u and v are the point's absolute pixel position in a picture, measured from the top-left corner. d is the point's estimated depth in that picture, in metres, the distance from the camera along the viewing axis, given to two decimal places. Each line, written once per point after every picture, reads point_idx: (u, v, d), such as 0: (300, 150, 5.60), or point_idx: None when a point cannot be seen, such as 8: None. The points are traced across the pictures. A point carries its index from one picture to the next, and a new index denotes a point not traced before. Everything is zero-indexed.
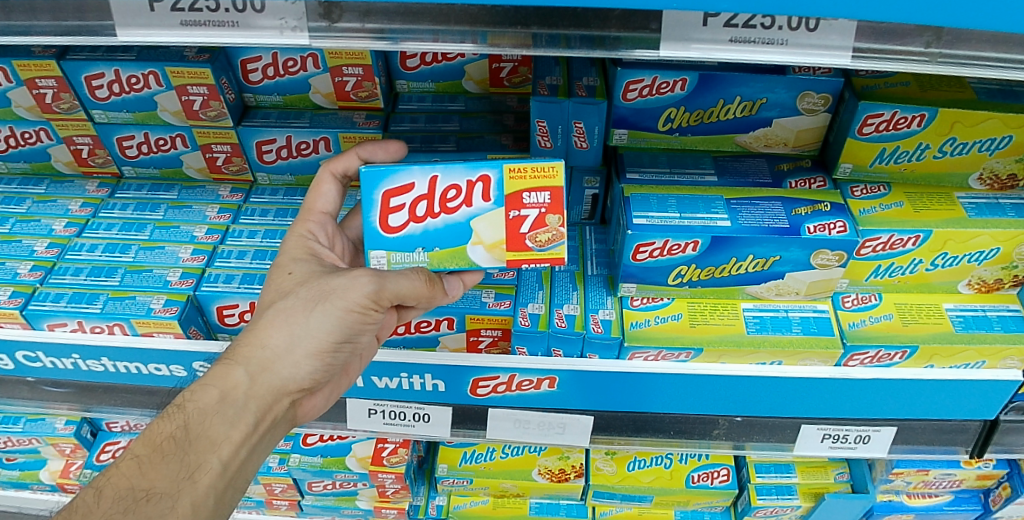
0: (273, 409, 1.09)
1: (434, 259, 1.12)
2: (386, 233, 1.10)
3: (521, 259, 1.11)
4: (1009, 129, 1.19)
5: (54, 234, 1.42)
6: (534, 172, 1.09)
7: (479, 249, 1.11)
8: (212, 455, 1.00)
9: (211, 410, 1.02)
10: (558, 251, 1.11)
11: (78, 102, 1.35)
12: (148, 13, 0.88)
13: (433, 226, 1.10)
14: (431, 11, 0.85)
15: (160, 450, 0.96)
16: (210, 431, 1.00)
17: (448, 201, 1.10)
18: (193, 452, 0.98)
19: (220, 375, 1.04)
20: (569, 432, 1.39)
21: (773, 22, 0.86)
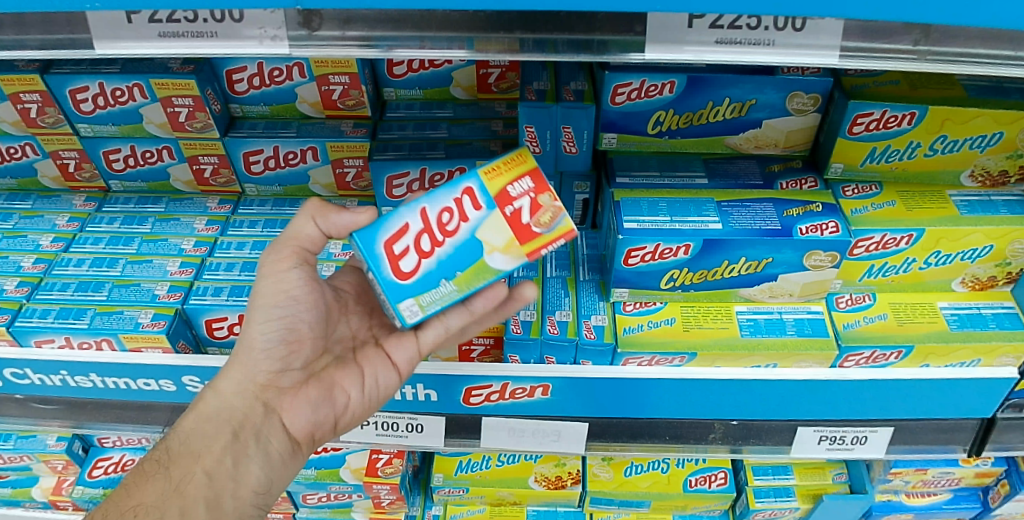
0: (247, 420, 1.14)
1: (462, 285, 1.02)
2: (402, 280, 1.01)
3: (537, 247, 1.00)
4: (1000, 126, 1.18)
5: (40, 249, 1.41)
6: (508, 166, 1.04)
7: (496, 255, 1.01)
8: (196, 465, 1.08)
9: (190, 428, 1.11)
10: (564, 224, 0.99)
11: (63, 116, 1.33)
12: (126, 25, 0.87)
13: (445, 254, 1.02)
14: (414, 18, 0.84)
15: (145, 473, 1.07)
16: (190, 446, 1.09)
17: (446, 225, 1.02)
18: (175, 467, 1.07)
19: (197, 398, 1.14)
20: (564, 439, 1.36)
21: (759, 22, 0.85)
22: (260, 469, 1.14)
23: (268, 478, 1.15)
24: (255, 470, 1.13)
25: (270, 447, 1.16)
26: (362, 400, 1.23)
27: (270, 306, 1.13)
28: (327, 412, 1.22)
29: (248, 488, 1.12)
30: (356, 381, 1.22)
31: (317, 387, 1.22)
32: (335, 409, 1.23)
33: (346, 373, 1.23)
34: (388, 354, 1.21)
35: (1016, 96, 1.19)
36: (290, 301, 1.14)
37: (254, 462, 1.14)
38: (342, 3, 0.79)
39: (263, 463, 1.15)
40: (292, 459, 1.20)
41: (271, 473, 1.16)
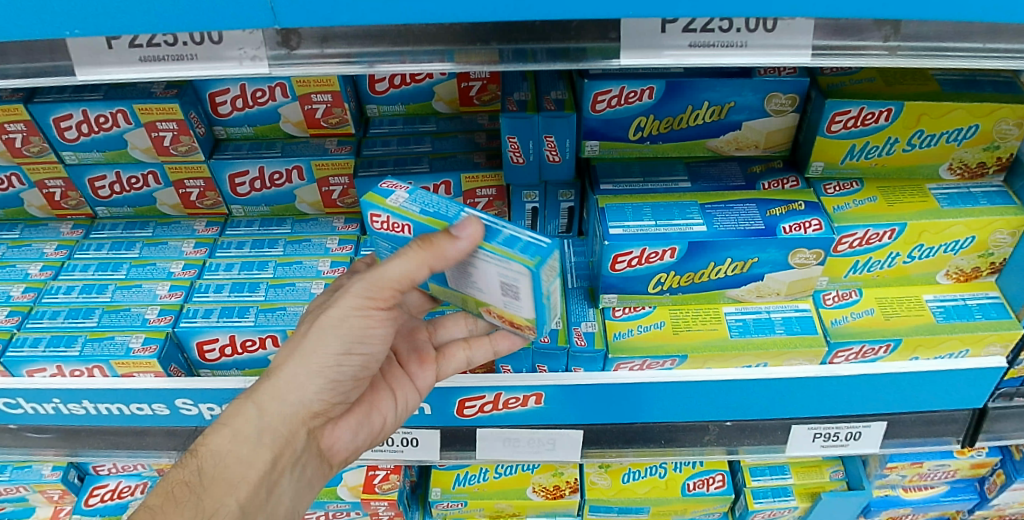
0: (289, 444, 1.07)
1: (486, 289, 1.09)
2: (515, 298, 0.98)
3: None
4: (976, 118, 1.20)
5: (30, 278, 1.41)
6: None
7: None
8: (231, 495, 1.00)
9: (224, 450, 1.01)
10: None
11: (47, 144, 1.34)
12: (107, 51, 0.87)
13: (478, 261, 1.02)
14: (391, 33, 0.85)
15: (174, 498, 0.96)
16: (226, 471, 1.00)
17: None
18: (209, 496, 0.97)
19: (232, 413, 1.02)
20: (559, 448, 1.38)
21: (731, 25, 0.87)
22: (289, 495, 1.09)
23: (296, 504, 1.11)
24: (287, 499, 1.08)
25: (300, 475, 1.10)
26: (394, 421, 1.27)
27: (350, 341, 1.05)
28: (364, 436, 1.24)
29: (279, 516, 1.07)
30: (391, 404, 1.25)
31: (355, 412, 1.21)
32: (366, 434, 1.25)
33: (381, 396, 1.25)
34: (415, 376, 1.25)
35: (989, 89, 1.21)
36: (374, 341, 1.08)
37: (286, 491, 1.08)
38: (318, 21, 0.80)
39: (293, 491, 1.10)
40: (316, 484, 1.16)
41: (298, 502, 1.11)
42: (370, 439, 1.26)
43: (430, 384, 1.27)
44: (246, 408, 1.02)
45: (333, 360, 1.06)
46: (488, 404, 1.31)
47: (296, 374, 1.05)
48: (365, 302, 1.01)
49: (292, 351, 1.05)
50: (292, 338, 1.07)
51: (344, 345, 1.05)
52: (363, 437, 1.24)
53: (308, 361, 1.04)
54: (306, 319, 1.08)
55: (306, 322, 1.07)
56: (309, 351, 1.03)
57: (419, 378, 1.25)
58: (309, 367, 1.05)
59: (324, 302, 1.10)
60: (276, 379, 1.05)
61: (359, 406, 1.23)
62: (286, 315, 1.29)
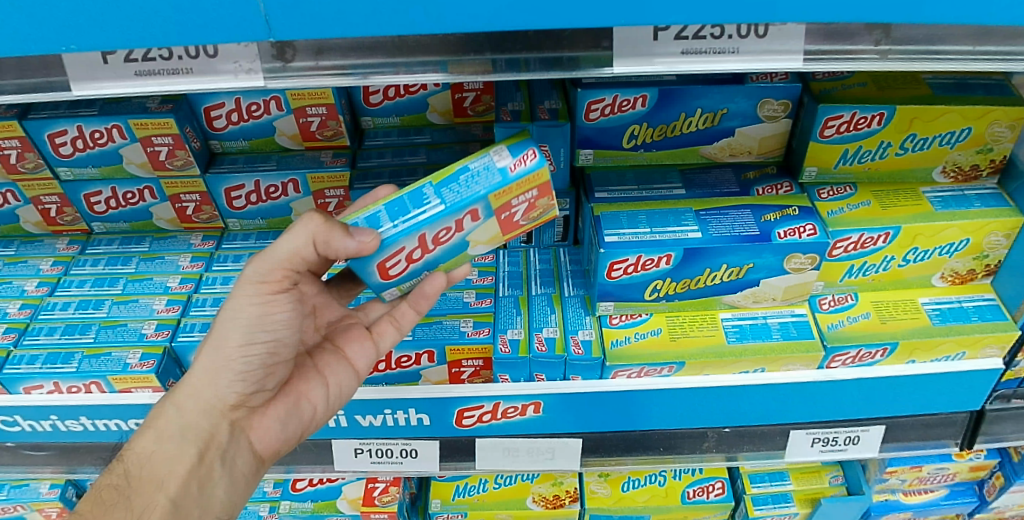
0: (213, 438, 1.09)
1: (440, 269, 1.09)
2: (389, 279, 1.06)
3: (517, 232, 1.06)
4: (968, 121, 1.21)
5: (26, 295, 1.41)
6: (521, 183, 0.97)
7: (480, 248, 1.06)
8: (159, 494, 1.01)
9: (149, 450, 1.03)
10: (552, 213, 1.05)
11: (43, 160, 1.34)
12: (102, 66, 0.87)
13: (433, 257, 1.04)
14: (385, 45, 0.85)
15: (99, 501, 0.96)
16: (152, 471, 1.02)
17: (439, 238, 1.01)
18: (136, 497, 0.98)
19: (153, 416, 1.05)
20: (558, 456, 1.37)
21: (722, 31, 0.87)
22: (223, 489, 1.10)
23: (231, 499, 1.11)
24: (220, 494, 1.09)
25: (232, 468, 1.11)
26: (328, 407, 1.23)
27: (251, 330, 1.05)
28: (296, 426, 1.21)
29: (213, 511, 1.07)
30: (321, 391, 1.21)
31: (282, 403, 1.18)
32: (297, 424, 1.21)
33: (311, 385, 1.21)
34: (345, 355, 1.23)
35: (981, 92, 1.22)
36: (278, 326, 1.08)
37: (218, 486, 1.09)
38: (313, 33, 0.80)
39: (226, 486, 1.10)
40: (251, 479, 1.16)
41: (232, 494, 1.12)
42: (306, 429, 1.23)
43: (368, 363, 1.24)
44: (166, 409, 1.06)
45: (241, 350, 1.06)
46: (487, 414, 1.30)
47: (207, 369, 1.06)
48: (262, 289, 1.03)
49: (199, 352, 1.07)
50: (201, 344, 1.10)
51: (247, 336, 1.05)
52: (293, 427, 1.21)
53: (213, 357, 1.05)
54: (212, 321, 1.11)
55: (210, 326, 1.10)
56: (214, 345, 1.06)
57: (355, 356, 1.23)
58: (216, 360, 1.06)
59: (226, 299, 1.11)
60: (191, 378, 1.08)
61: (287, 396, 1.19)
62: None
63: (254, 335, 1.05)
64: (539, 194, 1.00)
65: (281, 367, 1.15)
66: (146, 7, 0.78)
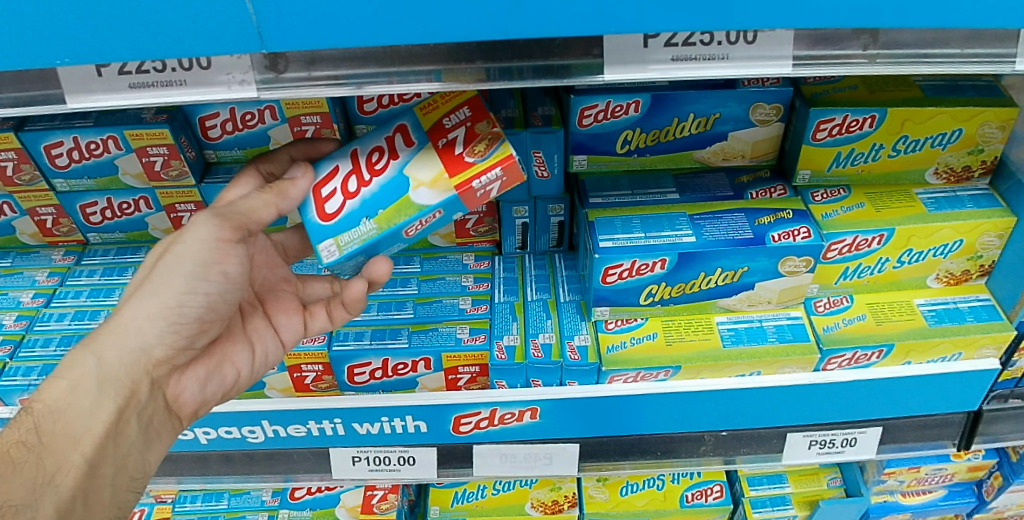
0: (136, 393, 0.98)
1: (383, 222, 1.00)
2: (326, 220, 1.03)
3: (469, 178, 0.97)
4: (959, 122, 1.21)
5: (22, 306, 1.41)
6: (445, 99, 1.08)
7: (423, 190, 0.99)
8: (75, 453, 0.88)
9: (63, 403, 0.89)
10: (501, 151, 0.98)
11: (39, 172, 1.34)
12: (96, 79, 0.88)
13: (370, 193, 1.02)
14: (376, 54, 0.85)
15: (8, 460, 0.82)
16: (67, 425, 0.88)
17: (374, 165, 1.05)
18: (51, 455, 0.85)
19: (67, 364, 0.91)
20: (556, 462, 1.37)
21: (711, 38, 0.88)
22: (138, 448, 0.99)
23: (144, 459, 1.01)
24: (136, 453, 0.99)
25: (148, 425, 1.01)
26: (253, 375, 1.21)
27: (196, 278, 1.00)
28: (216, 387, 1.16)
29: (128, 472, 0.97)
30: (247, 357, 1.20)
31: (203, 363, 1.14)
32: (216, 386, 1.16)
33: (237, 349, 1.19)
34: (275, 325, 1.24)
35: (971, 93, 1.23)
36: (224, 278, 1.04)
37: (133, 444, 0.98)
38: (305, 44, 0.81)
39: (140, 446, 1.00)
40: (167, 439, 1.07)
41: (147, 455, 1.01)
42: (226, 393, 1.18)
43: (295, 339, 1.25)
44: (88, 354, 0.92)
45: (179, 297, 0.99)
46: (483, 420, 1.30)
47: (140, 309, 0.97)
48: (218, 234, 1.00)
49: (134, 292, 0.98)
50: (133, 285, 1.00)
51: (195, 278, 1.00)
52: (213, 389, 1.16)
53: (152, 298, 0.97)
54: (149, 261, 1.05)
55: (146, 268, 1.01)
56: (155, 283, 0.98)
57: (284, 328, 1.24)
58: (152, 301, 0.97)
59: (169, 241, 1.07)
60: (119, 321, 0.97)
61: (209, 358, 1.15)
62: None
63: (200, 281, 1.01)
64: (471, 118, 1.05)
65: (213, 326, 1.11)
66: (140, 19, 0.78)
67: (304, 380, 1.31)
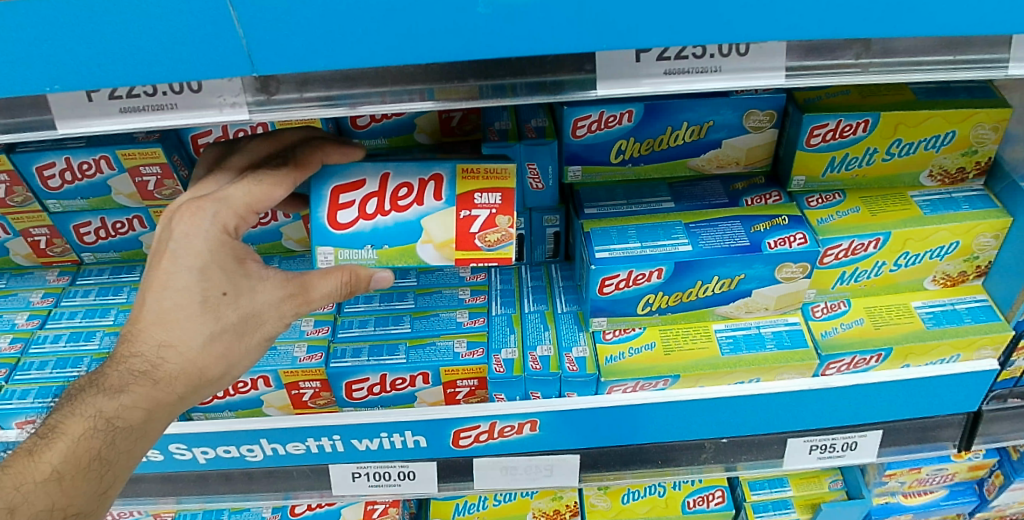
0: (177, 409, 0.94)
1: (384, 257, 1.10)
2: (336, 229, 1.09)
3: (470, 258, 1.09)
4: (952, 124, 1.21)
5: (17, 328, 1.41)
6: (487, 175, 1.09)
7: (429, 247, 1.09)
8: (126, 465, 0.90)
9: (131, 427, 0.87)
10: (506, 251, 1.09)
11: (31, 193, 1.33)
12: (87, 104, 0.86)
13: (383, 222, 1.09)
14: (368, 75, 0.85)
15: (83, 469, 0.84)
16: (131, 444, 0.88)
17: (399, 199, 1.09)
18: (114, 469, 0.87)
19: (143, 392, 0.87)
20: (557, 473, 1.37)
21: (704, 51, 0.87)
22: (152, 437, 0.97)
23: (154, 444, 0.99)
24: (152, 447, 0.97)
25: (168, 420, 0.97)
26: None
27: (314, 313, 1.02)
28: None
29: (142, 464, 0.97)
30: None
31: None
32: None
33: None
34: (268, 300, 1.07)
35: (964, 95, 1.23)
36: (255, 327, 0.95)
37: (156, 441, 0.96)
38: (297, 65, 0.80)
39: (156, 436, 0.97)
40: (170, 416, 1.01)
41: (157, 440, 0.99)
42: None
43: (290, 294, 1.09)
44: (151, 389, 0.87)
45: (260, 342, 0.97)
46: (483, 433, 1.30)
47: (214, 351, 0.91)
48: (235, 275, 0.93)
49: (212, 330, 0.90)
50: (178, 310, 0.88)
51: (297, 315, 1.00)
52: None
53: (231, 344, 0.92)
54: (184, 275, 0.89)
55: (205, 292, 0.89)
56: (232, 326, 0.92)
57: None
58: (230, 342, 0.92)
59: (191, 249, 0.90)
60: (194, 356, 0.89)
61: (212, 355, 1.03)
62: (277, 354, 1.27)
63: (247, 335, 0.94)
64: (501, 204, 1.09)
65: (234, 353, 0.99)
66: (128, 43, 0.77)
67: (302, 397, 1.29)
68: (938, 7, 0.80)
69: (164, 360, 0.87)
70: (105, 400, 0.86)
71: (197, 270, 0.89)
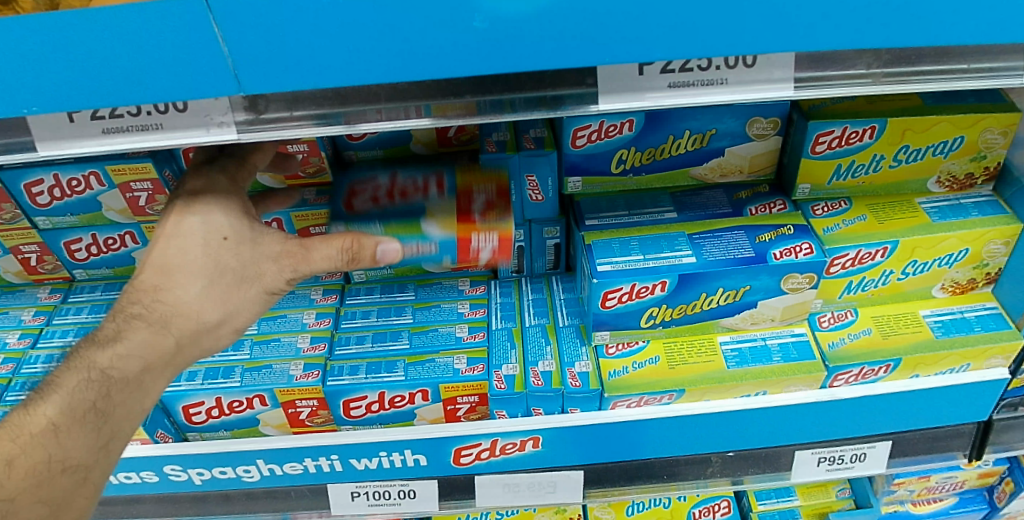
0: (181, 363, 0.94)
1: (389, 230, 1.04)
2: (349, 218, 1.10)
3: (469, 231, 1.05)
4: (961, 129, 1.19)
5: (9, 348, 1.37)
6: (479, 165, 1.21)
7: (430, 223, 1.06)
8: (128, 420, 0.90)
9: (128, 377, 0.88)
10: (504, 224, 1.07)
11: (19, 210, 1.31)
12: (68, 125, 0.83)
13: (392, 207, 1.10)
14: (361, 92, 0.82)
15: (81, 420, 0.84)
16: (130, 395, 0.88)
17: (406, 194, 1.14)
18: (115, 420, 0.87)
19: (140, 339, 0.87)
20: (560, 489, 1.34)
21: (710, 62, 0.84)
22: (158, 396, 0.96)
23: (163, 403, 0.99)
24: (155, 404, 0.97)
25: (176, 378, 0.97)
26: None
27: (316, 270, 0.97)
28: None
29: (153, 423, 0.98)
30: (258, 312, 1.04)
31: None
32: None
33: None
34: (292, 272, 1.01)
35: (972, 99, 1.20)
36: (254, 275, 0.93)
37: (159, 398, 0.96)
38: (285, 83, 0.78)
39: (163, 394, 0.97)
40: None
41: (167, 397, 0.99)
42: None
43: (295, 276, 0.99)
44: (150, 333, 0.88)
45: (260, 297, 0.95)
46: (485, 451, 1.27)
47: (215, 296, 0.91)
48: (234, 229, 0.93)
49: (210, 272, 0.90)
50: (179, 254, 0.90)
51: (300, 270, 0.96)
52: None
53: (230, 289, 0.91)
54: (190, 220, 0.92)
55: (207, 237, 0.91)
56: (232, 270, 0.91)
57: None
58: (229, 289, 0.92)
59: (197, 203, 0.93)
60: (191, 302, 0.90)
61: None
62: (273, 373, 1.24)
63: (246, 284, 0.93)
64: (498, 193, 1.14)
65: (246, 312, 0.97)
66: (111, 64, 0.74)
67: (299, 416, 1.26)
68: (951, 15, 0.77)
69: (164, 304, 0.89)
70: (101, 350, 0.86)
71: (202, 215, 0.92)
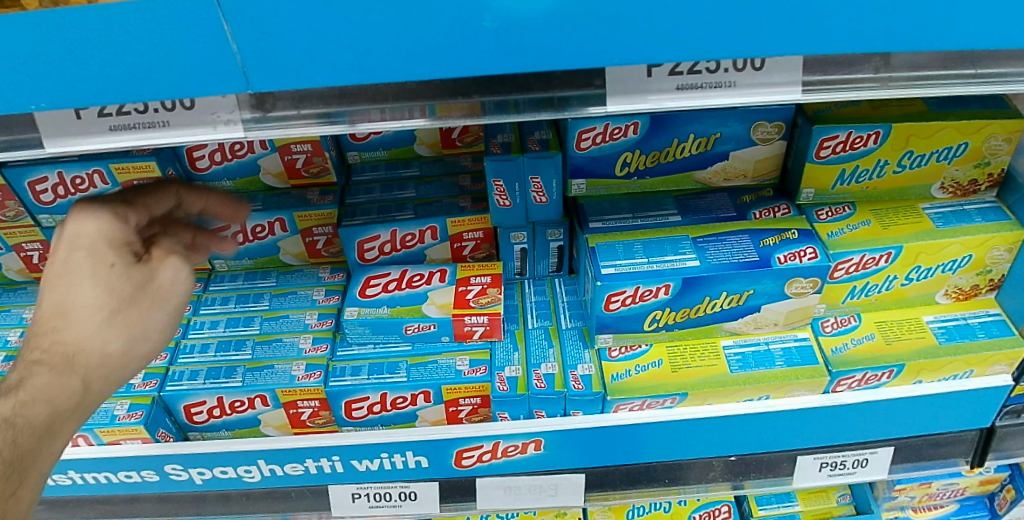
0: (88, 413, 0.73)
1: (395, 310, 1.26)
2: (362, 295, 1.29)
3: (466, 314, 1.24)
4: (965, 136, 1.19)
5: (9, 345, 1.35)
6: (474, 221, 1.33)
7: (432, 306, 1.26)
8: (29, 484, 0.66)
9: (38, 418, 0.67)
10: (495, 306, 1.25)
11: (23, 208, 1.31)
12: (75, 122, 0.83)
13: (401, 296, 1.28)
14: (368, 91, 0.82)
15: None
16: (38, 446, 0.67)
17: (413, 282, 1.31)
18: (20, 474, 0.64)
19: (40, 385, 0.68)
20: (562, 492, 1.33)
21: (717, 65, 0.84)
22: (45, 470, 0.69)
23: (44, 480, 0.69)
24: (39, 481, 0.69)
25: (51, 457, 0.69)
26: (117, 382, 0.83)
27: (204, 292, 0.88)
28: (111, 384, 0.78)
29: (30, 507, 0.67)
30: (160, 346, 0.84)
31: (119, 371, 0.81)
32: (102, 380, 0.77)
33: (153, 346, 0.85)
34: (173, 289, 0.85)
35: (977, 106, 1.20)
36: (155, 298, 0.80)
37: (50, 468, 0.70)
38: (293, 82, 0.78)
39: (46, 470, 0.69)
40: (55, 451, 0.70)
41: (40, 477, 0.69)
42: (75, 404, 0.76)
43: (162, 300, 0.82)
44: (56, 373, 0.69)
45: (175, 318, 0.84)
46: (486, 454, 1.27)
47: (117, 323, 0.75)
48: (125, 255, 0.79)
49: (109, 297, 0.75)
50: (71, 287, 0.73)
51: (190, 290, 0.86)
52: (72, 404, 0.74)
53: (139, 313, 0.78)
54: (72, 254, 0.75)
55: (94, 265, 0.76)
56: (130, 295, 0.77)
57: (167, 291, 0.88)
58: (131, 313, 0.76)
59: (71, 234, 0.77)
60: (91, 334, 0.73)
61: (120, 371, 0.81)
62: (274, 373, 1.24)
63: (148, 304, 0.79)
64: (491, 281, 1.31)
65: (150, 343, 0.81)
66: (118, 59, 0.74)
67: (301, 416, 1.26)
68: (962, 19, 0.77)
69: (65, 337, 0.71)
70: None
71: (85, 246, 0.76)
